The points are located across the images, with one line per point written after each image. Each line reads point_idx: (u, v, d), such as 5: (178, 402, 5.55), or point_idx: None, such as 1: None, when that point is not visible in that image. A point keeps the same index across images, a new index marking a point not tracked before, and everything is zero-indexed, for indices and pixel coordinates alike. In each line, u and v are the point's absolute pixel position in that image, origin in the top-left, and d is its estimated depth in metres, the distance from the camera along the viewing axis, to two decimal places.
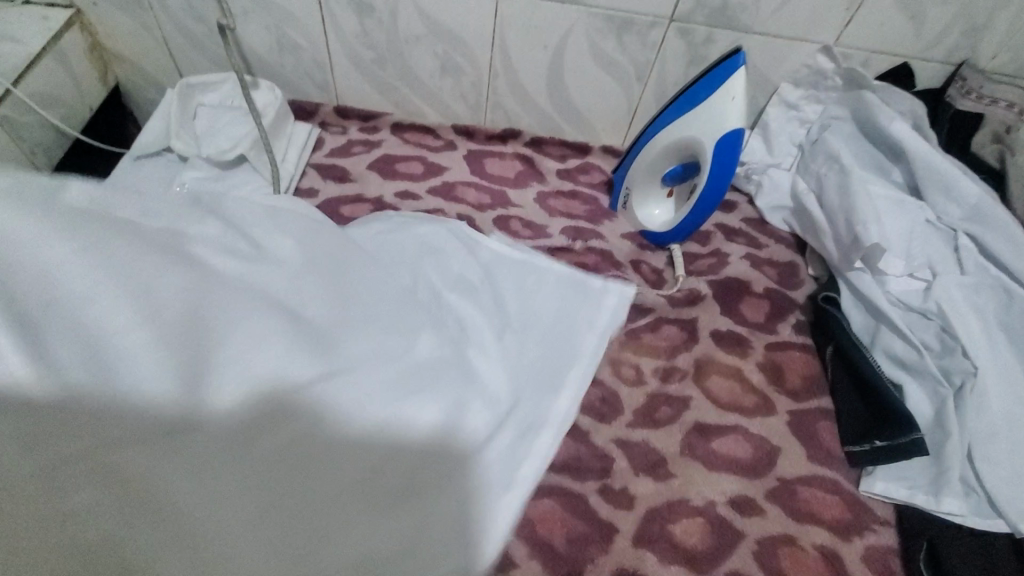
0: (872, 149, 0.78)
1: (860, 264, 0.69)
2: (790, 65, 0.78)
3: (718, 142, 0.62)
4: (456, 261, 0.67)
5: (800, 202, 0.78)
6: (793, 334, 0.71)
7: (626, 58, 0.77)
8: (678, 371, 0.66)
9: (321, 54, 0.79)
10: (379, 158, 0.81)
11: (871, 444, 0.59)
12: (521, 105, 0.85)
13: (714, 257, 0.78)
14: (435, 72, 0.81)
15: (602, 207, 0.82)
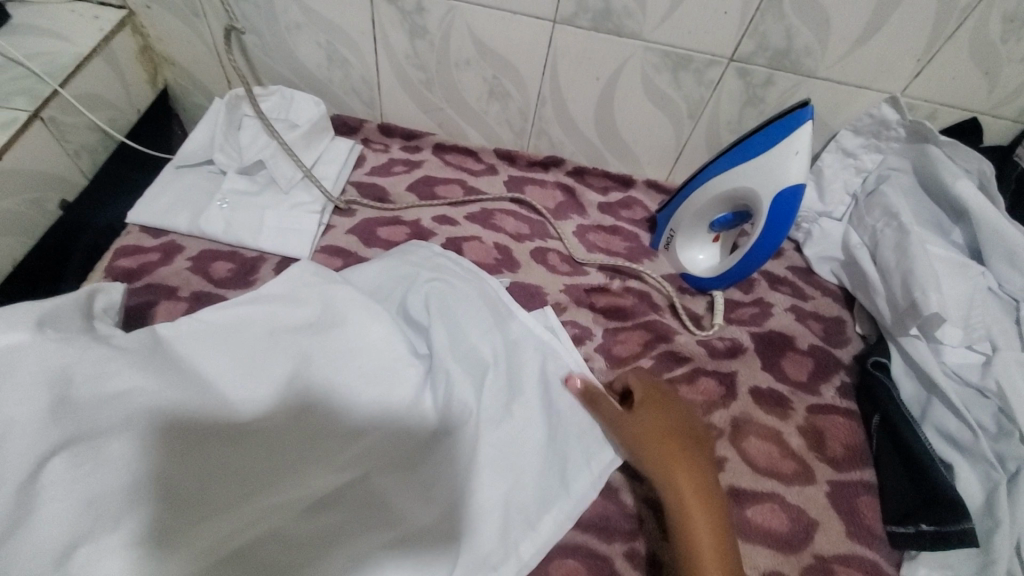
0: (933, 206, 0.75)
1: (916, 331, 0.65)
2: (851, 113, 0.74)
3: (776, 198, 0.60)
4: (471, 312, 0.62)
5: (851, 256, 0.75)
6: (836, 397, 0.67)
7: (680, 94, 0.75)
8: (713, 429, 0.63)
9: (369, 71, 0.79)
10: (419, 179, 0.80)
11: (916, 528, 0.56)
12: (566, 134, 0.83)
13: (757, 307, 0.75)
14: (482, 96, 0.80)
15: (643, 244, 0.80)
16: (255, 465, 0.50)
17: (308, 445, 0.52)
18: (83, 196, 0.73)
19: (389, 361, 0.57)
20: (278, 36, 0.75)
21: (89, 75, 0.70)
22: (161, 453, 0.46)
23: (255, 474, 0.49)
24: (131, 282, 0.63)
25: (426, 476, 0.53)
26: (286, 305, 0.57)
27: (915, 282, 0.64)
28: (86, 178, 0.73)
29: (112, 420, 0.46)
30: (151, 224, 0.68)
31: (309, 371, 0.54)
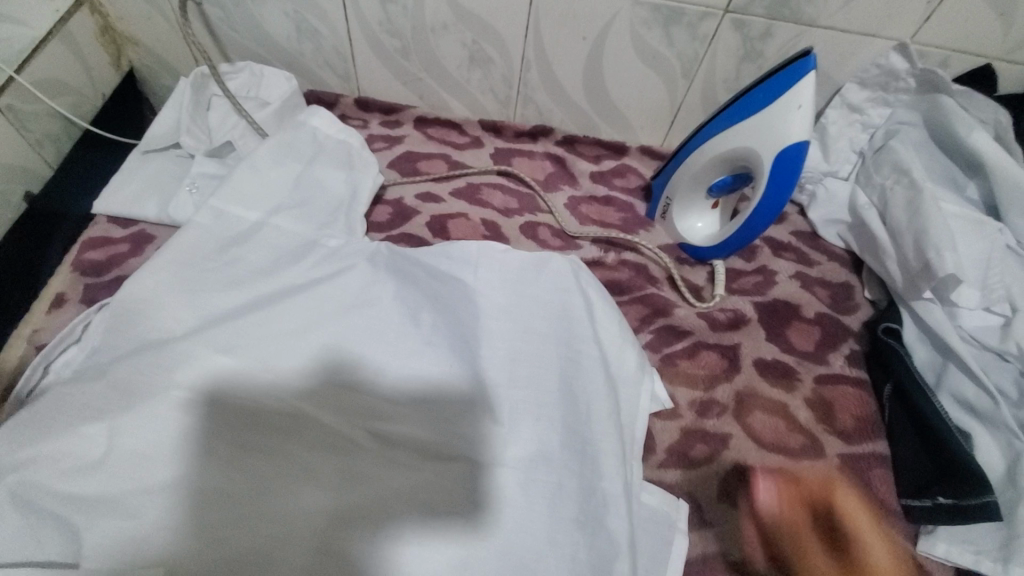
0: (946, 161, 0.70)
1: (929, 294, 0.61)
2: (858, 63, 0.69)
3: (779, 156, 0.55)
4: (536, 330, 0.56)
5: (859, 218, 0.71)
6: (846, 366, 0.64)
7: (673, 52, 0.70)
8: (717, 405, 0.60)
9: (342, 41, 0.74)
10: (400, 155, 0.77)
11: (933, 501, 0.53)
12: (554, 100, 0.79)
13: (760, 275, 0.71)
14: (463, 63, 0.75)
15: (639, 215, 0.76)
16: (259, 431, 0.47)
17: (305, 422, 0.49)
18: (50, 188, 0.70)
19: (393, 337, 0.54)
20: (241, 6, 0.71)
21: (47, 58, 0.66)
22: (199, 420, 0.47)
23: (165, 513, 0.43)
24: (101, 275, 0.60)
25: (398, 514, 0.45)
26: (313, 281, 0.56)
27: (929, 243, 0.60)
28: (52, 169, 0.70)
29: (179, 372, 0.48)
30: (119, 214, 0.65)
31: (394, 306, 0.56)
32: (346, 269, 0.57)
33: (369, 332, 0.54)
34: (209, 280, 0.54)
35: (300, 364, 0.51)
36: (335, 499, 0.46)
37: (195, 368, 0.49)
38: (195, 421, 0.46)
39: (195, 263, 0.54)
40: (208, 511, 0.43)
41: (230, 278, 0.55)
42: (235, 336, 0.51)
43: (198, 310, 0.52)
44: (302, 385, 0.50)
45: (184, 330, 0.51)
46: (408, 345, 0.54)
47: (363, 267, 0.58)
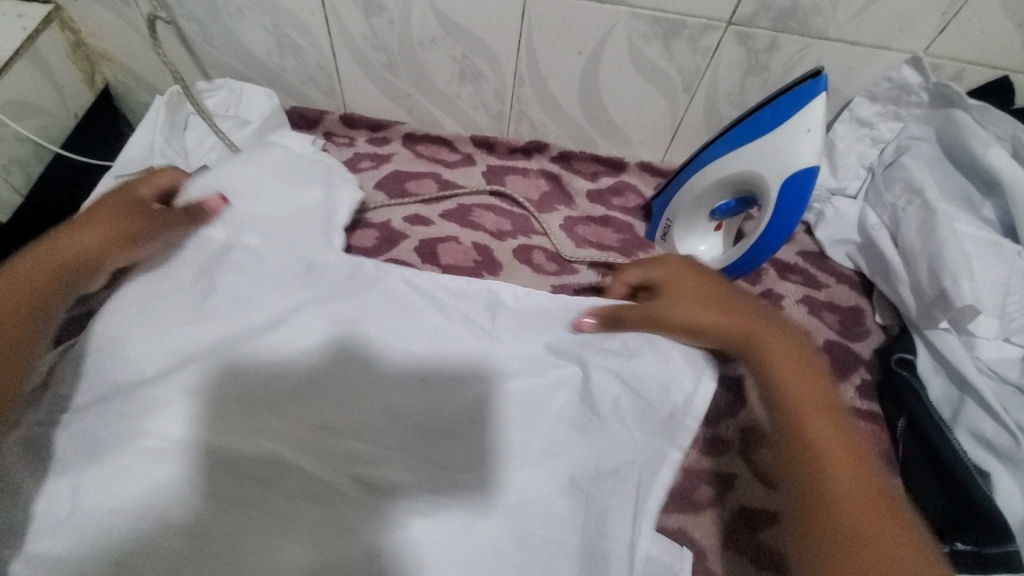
0: (960, 178, 0.67)
1: (946, 324, 0.58)
2: (868, 77, 0.66)
3: (787, 182, 0.52)
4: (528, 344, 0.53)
5: (868, 238, 0.68)
6: (856, 398, 0.61)
7: (673, 66, 0.66)
8: (722, 442, 0.57)
9: (325, 57, 0.71)
10: (389, 175, 0.74)
11: (952, 547, 0.50)
12: (549, 116, 0.75)
13: (765, 300, 0.68)
14: (453, 78, 0.72)
15: (638, 235, 0.73)
16: (271, 400, 0.48)
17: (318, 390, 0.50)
18: (19, 215, 0.67)
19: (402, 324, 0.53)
20: (218, 21, 0.68)
21: (15, 79, 0.62)
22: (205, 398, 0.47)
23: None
24: None
25: (399, 487, 0.46)
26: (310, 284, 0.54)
27: (945, 269, 0.57)
28: (22, 195, 0.67)
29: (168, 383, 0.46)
30: None
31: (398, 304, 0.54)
32: (315, 277, 0.54)
33: (377, 315, 0.53)
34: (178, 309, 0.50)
35: (312, 342, 0.51)
36: (324, 498, 0.46)
37: (166, 420, 0.45)
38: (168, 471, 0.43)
39: (166, 286, 0.50)
40: (191, 568, 0.40)
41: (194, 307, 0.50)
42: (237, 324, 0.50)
43: (171, 348, 0.48)
44: (270, 413, 0.48)
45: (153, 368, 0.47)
46: (412, 330, 0.53)
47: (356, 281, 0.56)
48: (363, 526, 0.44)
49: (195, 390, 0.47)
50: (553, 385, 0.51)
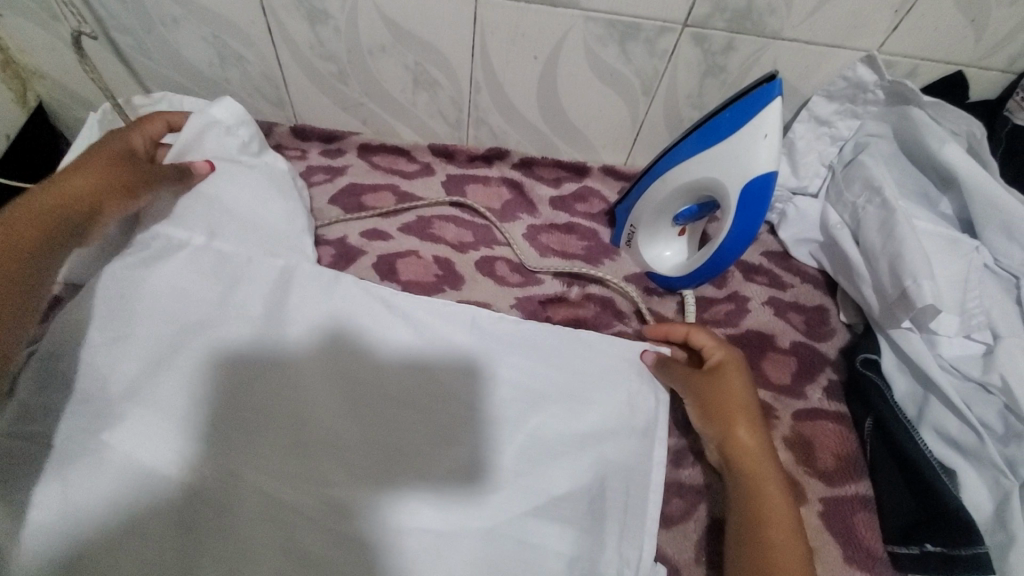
0: (917, 174, 0.67)
1: (908, 323, 0.58)
2: (824, 75, 0.66)
3: (746, 187, 0.51)
4: (508, 357, 0.55)
5: (830, 237, 0.68)
6: (824, 399, 0.61)
7: (631, 69, 0.65)
8: (691, 452, 0.56)
9: (270, 67, 0.68)
10: (343, 187, 0.71)
11: (921, 549, 0.50)
12: (507, 121, 0.73)
13: (732, 303, 0.67)
14: (406, 86, 0.69)
15: (603, 242, 0.71)
16: (265, 402, 0.49)
17: (313, 400, 0.50)
18: None
19: (395, 336, 0.54)
20: (154, 33, 0.65)
21: None
22: (191, 403, 0.47)
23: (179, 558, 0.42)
24: None
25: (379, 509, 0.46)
26: (294, 294, 0.54)
27: (906, 268, 0.57)
28: None
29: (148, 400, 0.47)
30: None
31: (384, 320, 0.55)
32: (303, 292, 0.55)
33: (366, 328, 0.54)
34: (155, 318, 0.50)
35: (307, 344, 0.52)
36: (320, 509, 0.46)
37: (146, 445, 0.45)
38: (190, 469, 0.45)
39: (147, 298, 0.51)
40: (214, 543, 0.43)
41: (173, 328, 0.50)
42: (222, 330, 0.51)
43: (147, 360, 0.48)
44: (270, 416, 0.48)
45: (123, 392, 0.47)
46: (402, 343, 0.54)
47: (339, 289, 0.55)
48: (355, 534, 0.45)
49: (166, 410, 0.47)
50: (528, 401, 0.52)
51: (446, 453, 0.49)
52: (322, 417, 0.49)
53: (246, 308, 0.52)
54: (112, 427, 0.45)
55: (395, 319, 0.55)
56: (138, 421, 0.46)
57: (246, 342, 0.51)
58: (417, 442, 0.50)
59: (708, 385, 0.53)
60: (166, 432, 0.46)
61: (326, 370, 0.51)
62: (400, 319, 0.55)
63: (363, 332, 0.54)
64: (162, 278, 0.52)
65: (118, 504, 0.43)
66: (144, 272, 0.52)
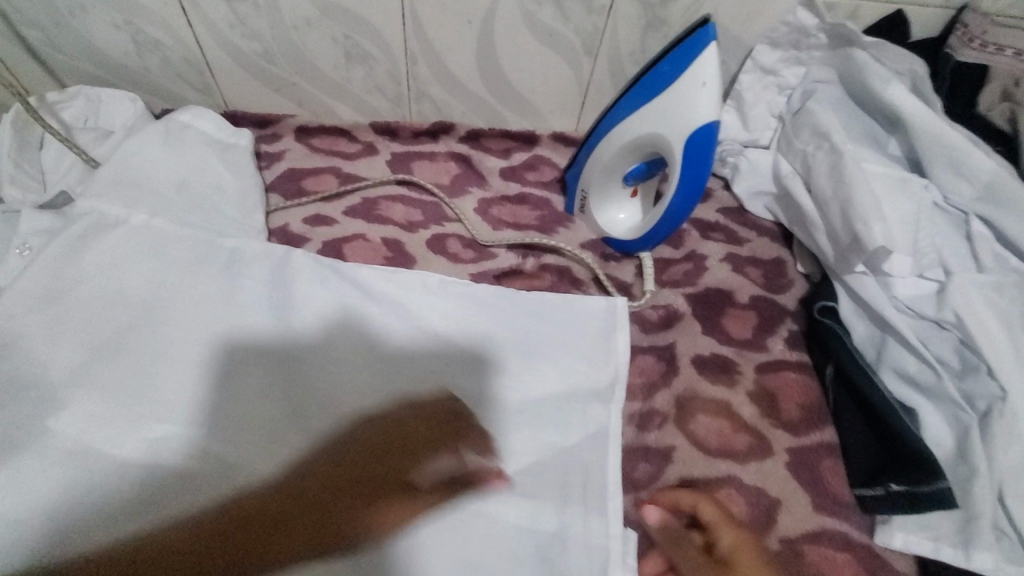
0: (865, 119, 0.67)
1: (862, 267, 0.57)
2: (766, 23, 0.64)
3: (689, 139, 0.49)
4: (463, 327, 0.56)
5: (783, 188, 0.67)
6: (786, 350, 0.60)
7: (570, 28, 0.63)
8: (656, 414, 0.55)
9: (191, 51, 0.64)
10: (281, 173, 0.67)
11: (886, 489, 0.49)
12: (450, 93, 0.71)
13: (690, 263, 0.67)
14: (339, 62, 0.66)
15: (557, 210, 0.69)
16: (242, 400, 0.49)
17: (292, 395, 0.50)
18: None
19: (362, 321, 0.54)
20: (60, 23, 0.61)
21: None
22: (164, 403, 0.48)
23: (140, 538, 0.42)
24: None
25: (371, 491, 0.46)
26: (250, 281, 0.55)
27: (856, 211, 0.57)
28: None
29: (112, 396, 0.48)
30: None
31: (354, 300, 0.55)
32: (258, 282, 0.55)
33: (331, 313, 0.54)
34: (103, 310, 0.51)
35: (274, 337, 0.52)
36: (311, 507, 0.45)
37: (112, 436, 0.46)
38: (162, 458, 0.46)
39: (89, 286, 0.51)
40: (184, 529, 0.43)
41: (128, 315, 0.51)
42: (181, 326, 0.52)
43: (102, 352, 0.49)
44: (270, 412, 0.49)
45: (69, 377, 0.48)
46: (372, 325, 0.54)
47: (297, 274, 0.56)
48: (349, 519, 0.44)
49: (122, 397, 0.48)
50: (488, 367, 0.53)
51: (430, 431, 0.49)
52: (303, 407, 0.50)
53: (204, 299, 0.53)
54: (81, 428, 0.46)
55: (358, 300, 0.55)
56: (91, 407, 0.47)
57: (211, 342, 0.51)
58: (403, 423, 0.50)
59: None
60: (139, 431, 0.47)
61: (297, 363, 0.51)
62: (363, 301, 0.56)
63: (331, 319, 0.54)
64: (103, 256, 0.53)
65: (87, 486, 0.44)
66: (85, 251, 0.53)
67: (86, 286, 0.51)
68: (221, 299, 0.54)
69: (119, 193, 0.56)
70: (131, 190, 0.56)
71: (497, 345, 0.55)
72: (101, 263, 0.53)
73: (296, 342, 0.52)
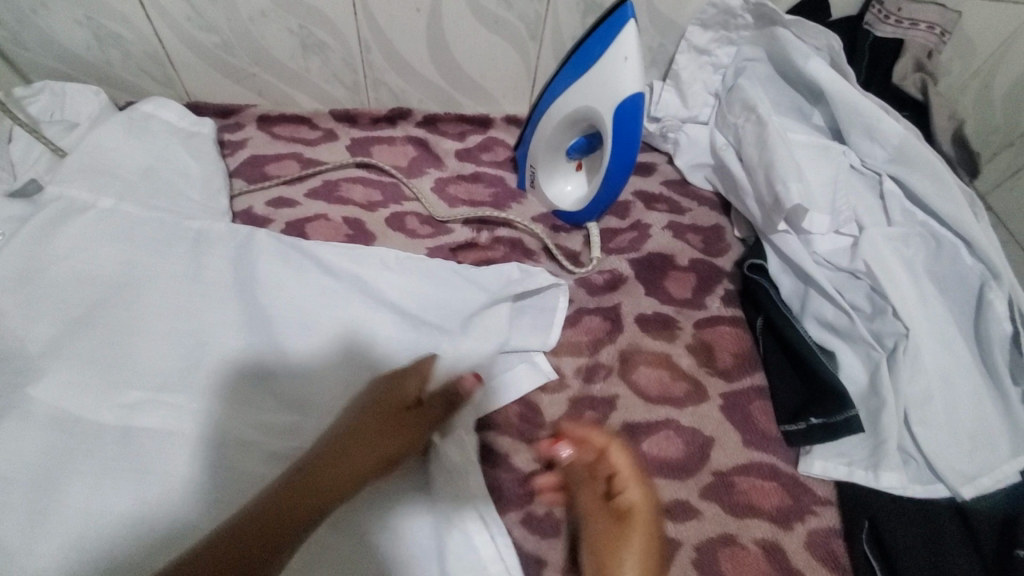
0: (791, 92, 0.72)
1: (784, 226, 0.63)
2: (695, 5, 0.69)
3: (617, 110, 0.55)
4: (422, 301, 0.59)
5: (719, 159, 0.72)
6: (722, 307, 0.66)
7: (513, 14, 0.67)
8: (602, 367, 0.60)
9: (151, 45, 0.68)
10: (246, 160, 0.71)
11: (807, 423, 0.55)
12: (405, 79, 0.74)
13: (635, 231, 0.71)
14: (296, 52, 0.70)
15: (510, 187, 0.74)
16: (212, 373, 0.52)
17: (260, 368, 0.53)
18: None
19: (324, 297, 0.57)
20: (24, 21, 0.64)
21: None
22: (137, 377, 0.51)
23: (118, 492, 0.46)
24: None
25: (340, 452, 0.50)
26: (215, 260, 0.58)
27: (777, 175, 0.62)
28: None
29: (83, 368, 0.51)
30: None
31: (317, 277, 0.58)
32: (224, 262, 0.58)
33: (295, 290, 0.57)
34: (75, 288, 0.54)
35: (241, 314, 0.56)
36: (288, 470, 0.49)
37: (87, 403, 0.49)
38: (136, 421, 0.49)
39: (60, 266, 0.55)
40: (161, 484, 0.47)
41: (98, 293, 0.54)
42: (150, 305, 0.55)
43: (73, 326, 0.52)
44: (240, 382, 0.52)
45: (45, 350, 0.51)
46: (334, 299, 0.57)
47: (260, 253, 0.58)
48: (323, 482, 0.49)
49: (97, 367, 0.51)
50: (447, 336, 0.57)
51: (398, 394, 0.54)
52: (273, 378, 0.53)
53: (170, 279, 0.56)
54: (54, 397, 0.49)
55: (318, 278, 0.58)
56: (67, 376, 0.50)
57: (179, 317, 0.55)
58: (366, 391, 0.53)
59: (608, 524, 0.48)
60: (114, 400, 0.50)
61: (263, 339, 0.55)
62: (324, 278, 0.58)
63: (294, 297, 0.57)
64: (72, 238, 0.56)
65: (64, 449, 0.47)
66: (54, 234, 0.55)
67: (58, 267, 0.55)
68: (189, 279, 0.57)
69: (87, 180, 0.59)
70: (98, 176, 0.60)
71: (456, 315, 0.59)
72: (71, 244, 0.56)
73: (264, 319, 0.55)
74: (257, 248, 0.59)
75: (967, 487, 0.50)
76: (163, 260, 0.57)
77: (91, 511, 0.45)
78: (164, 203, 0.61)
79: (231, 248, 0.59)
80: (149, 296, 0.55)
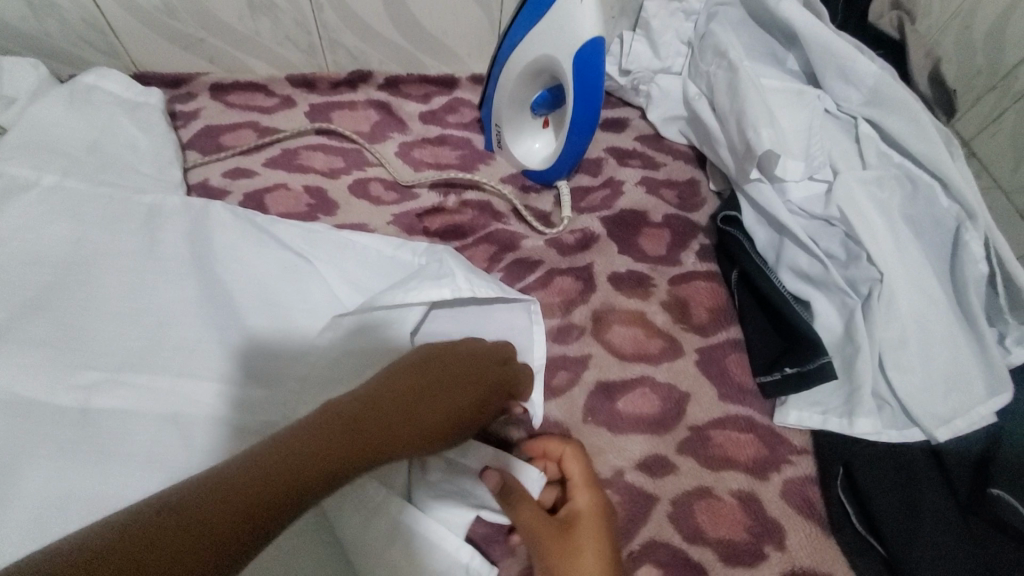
0: (765, 36, 0.69)
1: (757, 174, 0.61)
2: None
3: (577, 56, 0.53)
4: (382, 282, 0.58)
5: (692, 110, 0.70)
6: (697, 262, 0.64)
7: None
8: (575, 327, 0.59)
9: (90, 12, 0.65)
10: (199, 131, 0.68)
11: (781, 372, 0.54)
12: (361, 39, 0.71)
13: (607, 189, 0.70)
14: (243, 13, 0.66)
15: (477, 149, 0.71)
16: (174, 351, 0.51)
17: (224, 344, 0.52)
18: None
19: (286, 273, 0.56)
20: None
21: None
22: (93, 358, 0.50)
23: (78, 474, 0.44)
24: None
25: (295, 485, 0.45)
26: (171, 234, 0.56)
27: (747, 122, 0.60)
28: None
29: (34, 352, 0.49)
30: None
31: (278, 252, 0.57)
32: (177, 236, 0.56)
33: (259, 263, 0.56)
34: (23, 269, 0.52)
35: (199, 288, 0.54)
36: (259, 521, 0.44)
37: (41, 386, 0.48)
38: (93, 401, 0.48)
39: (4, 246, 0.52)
40: (122, 461, 0.45)
41: (48, 274, 0.52)
42: (104, 284, 0.53)
43: (22, 309, 0.50)
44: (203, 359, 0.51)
45: None
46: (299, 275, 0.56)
47: (215, 229, 0.56)
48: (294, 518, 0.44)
49: (47, 349, 0.49)
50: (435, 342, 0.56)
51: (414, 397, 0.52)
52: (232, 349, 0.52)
53: (122, 259, 0.54)
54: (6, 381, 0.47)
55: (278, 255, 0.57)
56: (17, 361, 0.48)
57: (132, 296, 0.52)
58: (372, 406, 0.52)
59: (552, 535, 0.43)
60: (68, 384, 0.48)
61: (222, 314, 0.53)
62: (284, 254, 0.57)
63: (256, 274, 0.55)
64: (17, 218, 0.53)
65: (20, 432, 0.45)
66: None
67: (5, 248, 0.52)
68: (142, 255, 0.54)
69: (28, 157, 0.56)
70: (40, 151, 0.57)
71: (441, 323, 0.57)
72: (12, 225, 0.53)
73: (223, 295, 0.54)
74: (216, 224, 0.57)
75: (941, 430, 0.50)
76: (113, 237, 0.55)
77: (51, 494, 0.43)
78: (113, 177, 0.58)
79: (186, 220, 0.57)
80: (101, 272, 0.53)
